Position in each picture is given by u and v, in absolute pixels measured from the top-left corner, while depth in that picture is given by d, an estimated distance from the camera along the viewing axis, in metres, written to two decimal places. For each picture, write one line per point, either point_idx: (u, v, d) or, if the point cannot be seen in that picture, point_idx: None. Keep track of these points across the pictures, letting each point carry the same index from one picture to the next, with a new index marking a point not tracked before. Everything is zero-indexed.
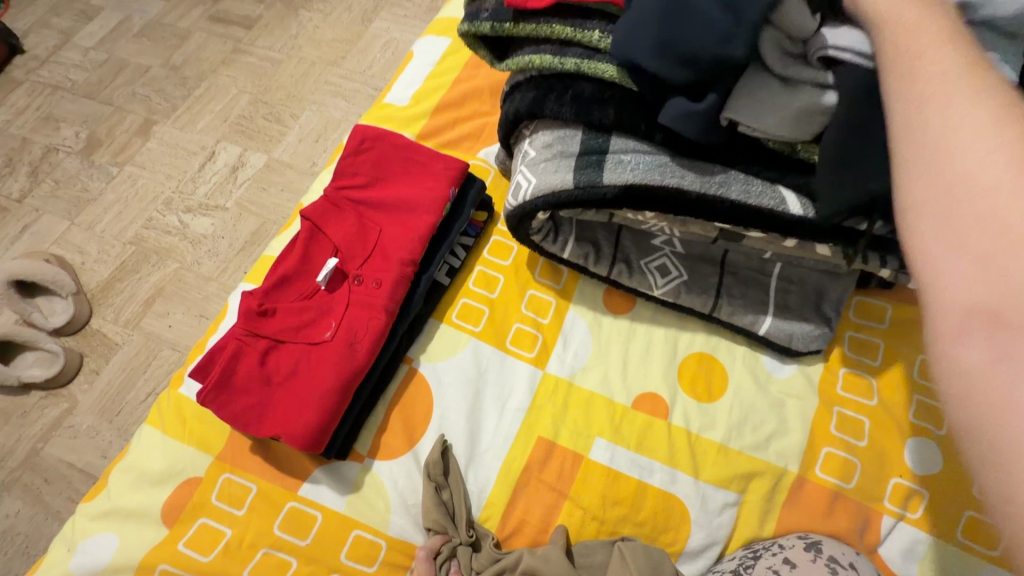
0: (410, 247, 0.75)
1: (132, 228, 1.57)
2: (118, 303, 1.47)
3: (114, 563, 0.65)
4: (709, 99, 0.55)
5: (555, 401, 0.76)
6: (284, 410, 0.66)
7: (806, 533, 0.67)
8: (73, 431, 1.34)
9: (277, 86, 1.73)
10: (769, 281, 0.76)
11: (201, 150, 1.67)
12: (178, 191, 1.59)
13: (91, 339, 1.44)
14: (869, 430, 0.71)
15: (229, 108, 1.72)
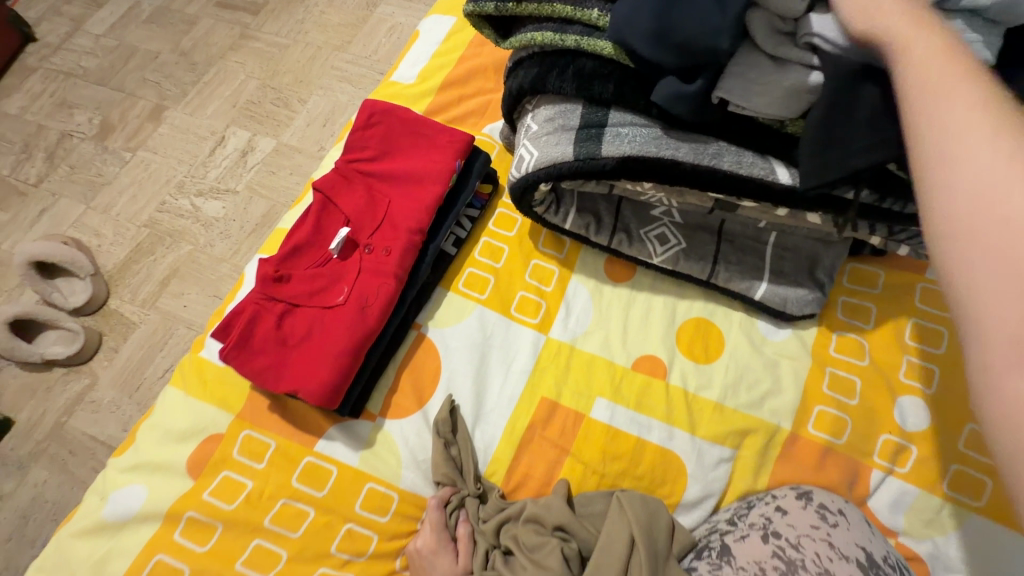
0: (418, 217, 0.78)
1: (146, 211, 1.61)
2: (135, 283, 1.52)
3: (144, 511, 0.69)
4: (700, 82, 0.57)
5: (557, 364, 0.79)
6: (296, 375, 0.69)
7: (799, 484, 0.71)
8: (96, 405, 1.39)
9: (285, 71, 1.76)
10: (766, 249, 0.78)
11: (212, 135, 1.71)
12: (190, 175, 1.63)
13: (110, 319, 1.49)
14: (861, 392, 0.74)
15: (238, 94, 1.75)
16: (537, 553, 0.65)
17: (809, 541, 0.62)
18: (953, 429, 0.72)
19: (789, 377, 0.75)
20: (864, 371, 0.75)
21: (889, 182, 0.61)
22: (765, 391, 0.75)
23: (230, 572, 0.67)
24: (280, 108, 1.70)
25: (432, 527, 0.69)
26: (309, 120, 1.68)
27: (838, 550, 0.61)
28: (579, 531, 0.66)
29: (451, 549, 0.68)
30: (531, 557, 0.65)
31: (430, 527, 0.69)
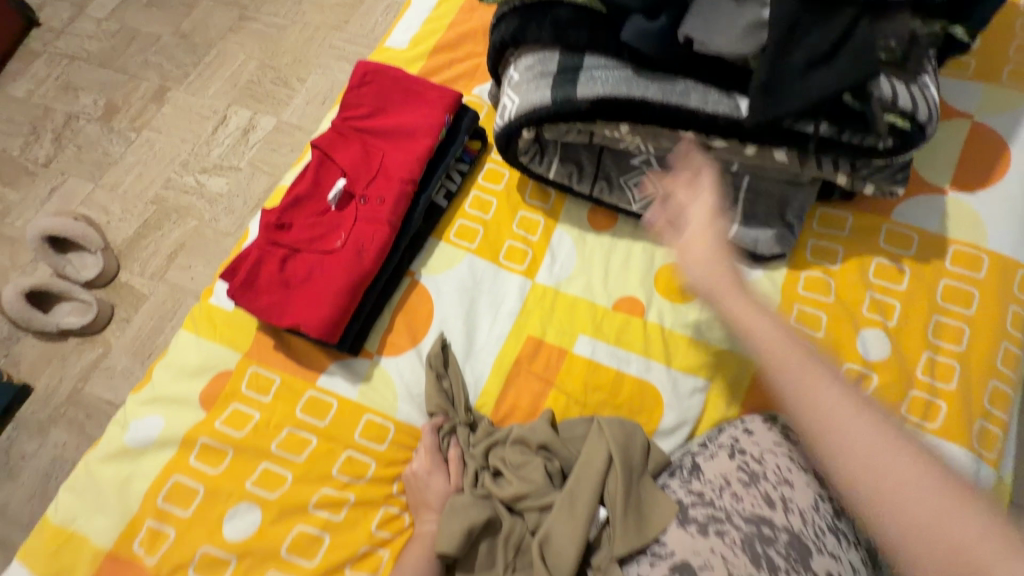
0: (410, 167, 0.83)
1: (152, 188, 1.66)
2: (143, 257, 1.58)
3: (162, 437, 0.75)
4: (662, 20, 0.63)
5: (543, 305, 0.84)
6: (298, 311, 0.75)
7: (768, 413, 0.75)
8: (110, 371, 1.46)
9: (283, 51, 1.80)
10: (739, 194, 0.81)
11: (214, 114, 1.75)
12: (194, 153, 1.68)
13: (120, 291, 1.54)
14: (827, 326, 0.79)
15: (238, 74, 1.80)
16: (521, 470, 0.72)
17: (770, 456, 0.68)
18: (913, 359, 0.76)
19: (759, 314, 0.80)
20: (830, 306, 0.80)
21: (845, 113, 0.66)
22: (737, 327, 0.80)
23: (240, 491, 0.73)
24: (279, 87, 1.74)
25: (427, 450, 0.75)
26: (308, 98, 1.72)
27: (795, 463, 0.68)
28: (560, 449, 0.73)
29: (444, 469, 0.74)
30: (518, 473, 0.72)
31: (425, 450, 0.75)
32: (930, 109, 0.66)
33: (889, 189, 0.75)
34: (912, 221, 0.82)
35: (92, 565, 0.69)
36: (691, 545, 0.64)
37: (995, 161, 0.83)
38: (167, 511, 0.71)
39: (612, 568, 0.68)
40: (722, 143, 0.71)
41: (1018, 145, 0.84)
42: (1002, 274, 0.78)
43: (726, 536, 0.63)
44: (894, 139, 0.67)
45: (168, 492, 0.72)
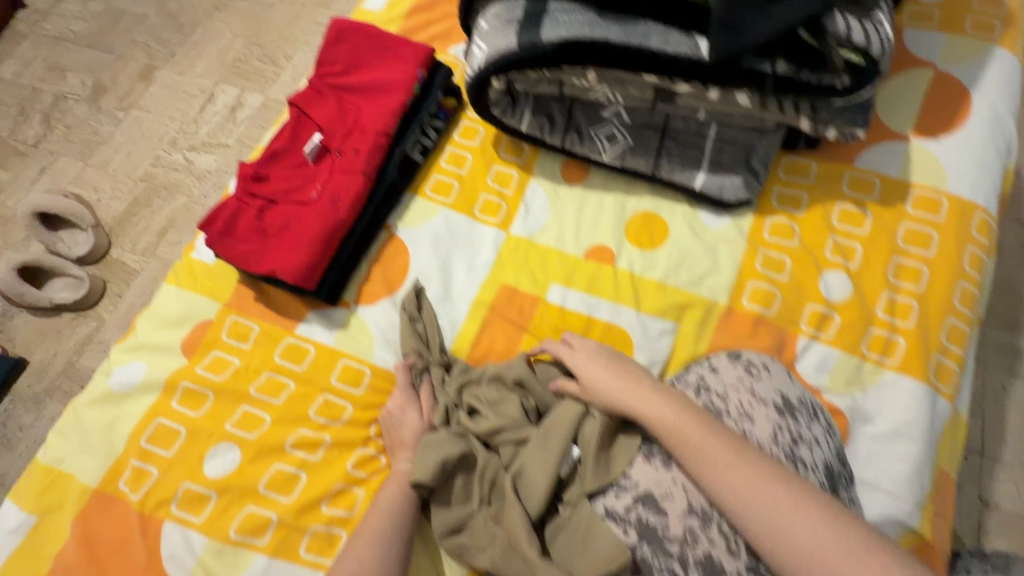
0: (384, 120, 0.85)
1: (141, 166, 1.67)
2: (134, 234, 1.58)
3: (145, 381, 0.78)
4: None
5: (516, 255, 0.86)
6: (275, 258, 0.77)
7: (742, 353, 0.74)
8: (104, 345, 1.48)
9: (270, 29, 1.80)
10: (706, 142, 0.84)
11: (201, 92, 1.73)
12: (183, 131, 1.69)
13: (112, 267, 1.55)
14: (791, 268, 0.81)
15: (226, 53, 1.80)
16: (497, 405, 0.75)
17: (732, 391, 0.69)
18: (873, 299, 0.79)
19: (725, 259, 0.82)
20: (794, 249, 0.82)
21: (800, 50, 0.68)
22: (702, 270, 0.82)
23: (220, 432, 0.75)
24: (266, 64, 1.75)
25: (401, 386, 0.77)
26: (295, 75, 1.73)
27: (759, 397, 0.67)
28: (535, 389, 0.76)
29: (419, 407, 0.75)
30: (493, 408, 0.74)
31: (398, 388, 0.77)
32: (881, 45, 0.68)
33: (850, 132, 0.77)
34: (875, 168, 0.84)
35: (79, 501, 0.72)
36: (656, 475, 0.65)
37: (958, 109, 0.85)
38: (150, 451, 0.74)
39: (581, 502, 0.68)
40: (685, 87, 0.73)
41: (979, 93, 0.86)
42: (960, 215, 0.80)
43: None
44: (850, 77, 0.69)
45: (151, 433, 0.75)
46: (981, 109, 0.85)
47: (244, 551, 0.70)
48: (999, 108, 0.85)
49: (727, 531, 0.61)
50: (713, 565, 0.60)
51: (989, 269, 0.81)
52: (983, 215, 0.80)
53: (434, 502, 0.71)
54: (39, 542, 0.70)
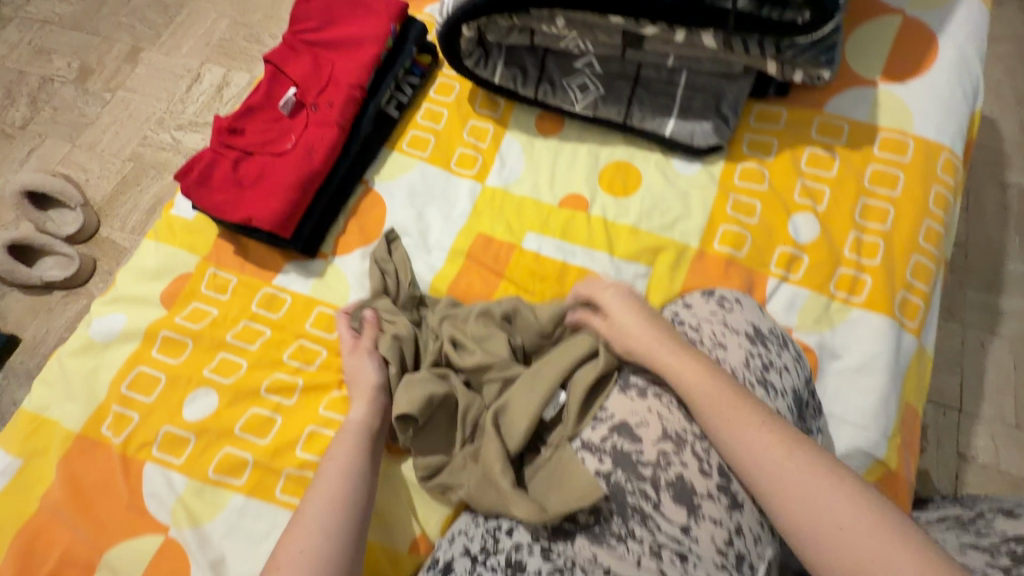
0: (358, 74, 0.86)
1: (129, 146, 1.67)
2: (123, 213, 1.59)
3: (126, 331, 0.79)
4: None
5: (492, 206, 0.87)
6: (251, 207, 0.78)
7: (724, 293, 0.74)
8: None
9: (255, 9, 1.81)
10: (677, 91, 0.85)
11: (187, 73, 1.75)
12: (169, 111, 1.68)
13: (102, 246, 1.55)
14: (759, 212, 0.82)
15: (211, 32, 1.80)
16: (482, 340, 0.76)
17: (706, 322, 0.70)
18: (841, 240, 0.80)
19: (696, 205, 0.84)
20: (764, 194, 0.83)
21: None
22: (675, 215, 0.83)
23: (198, 377, 0.77)
24: (252, 42, 1.74)
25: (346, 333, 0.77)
26: None
27: (730, 326, 0.68)
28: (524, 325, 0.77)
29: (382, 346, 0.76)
30: (477, 344, 0.75)
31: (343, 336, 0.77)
32: None
33: (815, 73, 0.79)
34: (844, 112, 0.85)
35: (62, 445, 0.73)
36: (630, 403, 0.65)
37: (925, 53, 0.86)
38: (130, 398, 0.76)
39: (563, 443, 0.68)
40: (652, 28, 0.76)
41: (947, 38, 0.87)
42: (926, 155, 0.82)
43: (663, 397, 0.65)
44: (811, 11, 0.71)
45: (131, 380, 0.77)
46: (948, 52, 0.86)
47: (222, 490, 0.71)
48: (966, 51, 0.86)
49: (699, 453, 0.61)
50: (685, 486, 0.60)
51: (955, 208, 0.82)
52: (949, 156, 0.81)
53: (416, 441, 0.73)
54: (24, 484, 0.71)
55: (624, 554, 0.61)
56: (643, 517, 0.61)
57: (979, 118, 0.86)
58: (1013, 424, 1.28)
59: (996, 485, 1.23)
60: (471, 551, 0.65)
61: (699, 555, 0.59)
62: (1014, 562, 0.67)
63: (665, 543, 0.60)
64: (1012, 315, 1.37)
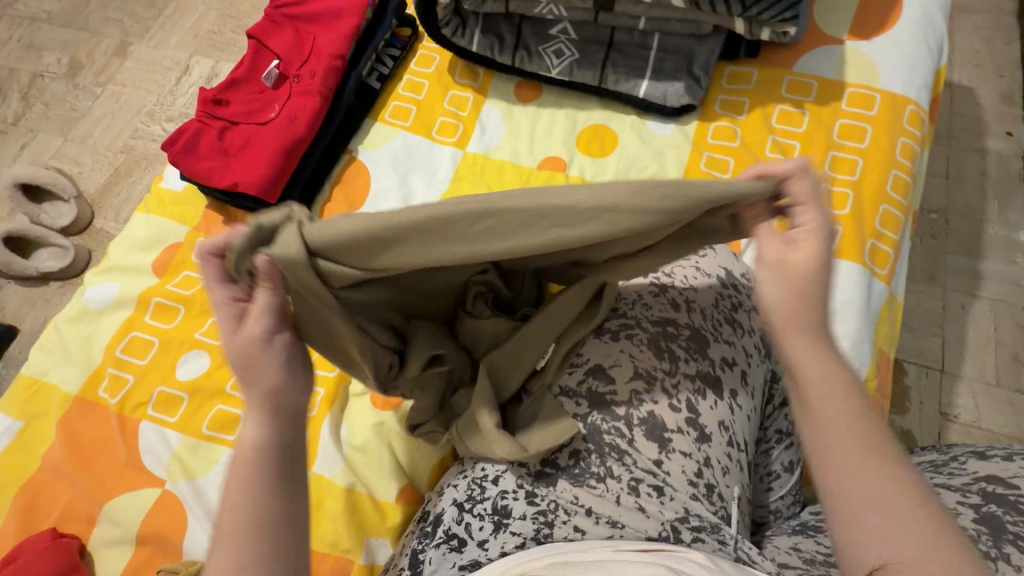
0: (339, 44, 0.88)
1: (120, 138, 1.66)
2: (117, 204, 1.59)
3: (119, 298, 0.82)
4: None
5: (473, 171, 0.90)
6: (236, 173, 0.81)
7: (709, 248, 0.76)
8: None
9: (242, 1, 1.82)
10: (649, 53, 0.87)
11: (175, 65, 1.73)
12: (160, 103, 1.69)
13: (96, 237, 1.55)
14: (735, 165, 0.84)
15: (197, 24, 1.80)
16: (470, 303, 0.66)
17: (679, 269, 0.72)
18: None
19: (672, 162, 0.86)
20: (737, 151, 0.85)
21: None
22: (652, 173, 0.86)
23: (191, 340, 0.79)
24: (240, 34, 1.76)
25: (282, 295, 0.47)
26: None
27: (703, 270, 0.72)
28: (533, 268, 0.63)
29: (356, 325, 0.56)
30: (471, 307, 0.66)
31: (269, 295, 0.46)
32: None
33: (781, 30, 0.82)
34: (813, 70, 0.87)
35: (62, 407, 0.75)
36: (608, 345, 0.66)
37: (890, 10, 0.88)
38: (125, 360, 0.78)
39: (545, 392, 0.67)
40: None
41: None
42: (893, 108, 0.84)
43: (634, 337, 0.66)
44: None
45: (126, 345, 0.79)
46: (913, 9, 0.88)
47: (216, 445, 0.73)
48: (930, 9, 0.89)
49: (669, 390, 0.63)
50: (655, 421, 0.63)
51: (921, 159, 0.85)
52: (915, 109, 0.84)
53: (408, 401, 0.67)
54: (24, 444, 0.74)
55: (604, 492, 0.61)
56: (620, 455, 0.62)
57: (943, 75, 0.89)
58: (993, 381, 1.24)
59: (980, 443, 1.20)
60: (457, 500, 0.64)
61: (674, 487, 0.61)
62: (984, 501, 0.62)
63: (642, 477, 0.61)
64: (992, 278, 1.33)
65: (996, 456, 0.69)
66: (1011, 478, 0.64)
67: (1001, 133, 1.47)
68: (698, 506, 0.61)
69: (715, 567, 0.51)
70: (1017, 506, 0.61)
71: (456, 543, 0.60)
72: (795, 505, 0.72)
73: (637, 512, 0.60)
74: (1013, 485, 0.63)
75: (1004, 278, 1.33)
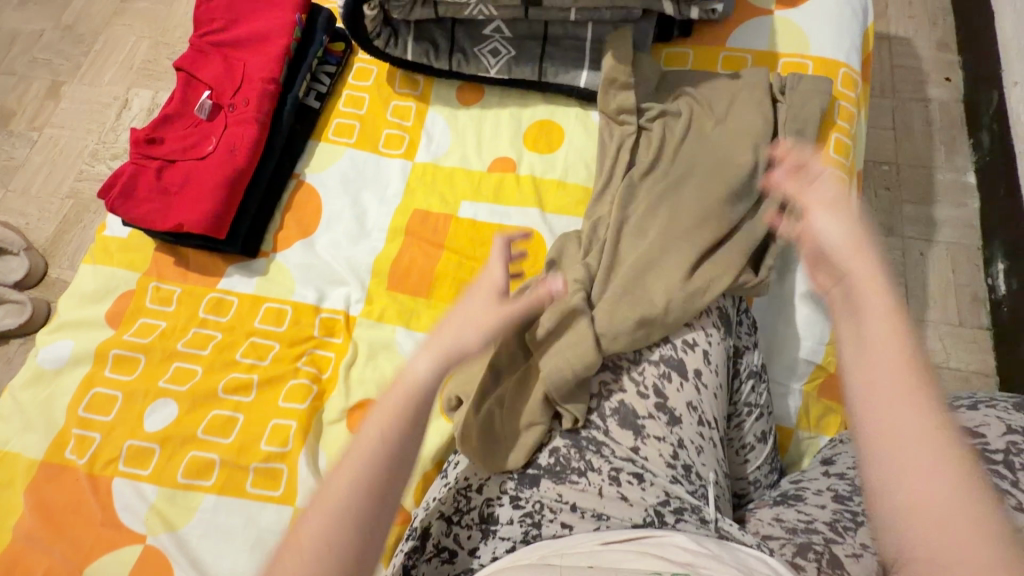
0: (270, 67, 0.88)
1: (64, 184, 1.40)
2: (72, 251, 1.33)
3: (75, 355, 0.79)
4: None
5: (424, 182, 0.88)
6: (179, 213, 0.80)
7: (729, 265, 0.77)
8: (9, 368, 1.24)
9: (163, 13, 1.59)
10: (585, 45, 0.88)
11: (92, 86, 1.50)
12: (103, 142, 1.43)
13: (55, 289, 1.30)
14: (733, 168, 0.78)
15: (102, 38, 1.55)
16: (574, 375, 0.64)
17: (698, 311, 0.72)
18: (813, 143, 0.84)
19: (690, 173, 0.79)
20: (712, 139, 0.81)
21: None
22: (650, 179, 0.79)
23: (155, 390, 0.77)
24: (163, 54, 1.53)
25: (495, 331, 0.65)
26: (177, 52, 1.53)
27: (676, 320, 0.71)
28: None
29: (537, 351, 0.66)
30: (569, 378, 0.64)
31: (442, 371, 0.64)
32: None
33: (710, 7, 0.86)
34: (747, 45, 0.90)
35: (28, 475, 0.73)
36: (573, 341, 0.66)
37: None
38: (90, 419, 0.76)
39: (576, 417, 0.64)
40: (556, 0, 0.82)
41: None
42: (827, 73, 0.87)
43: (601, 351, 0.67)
44: None
45: (89, 402, 0.77)
46: None
47: (194, 492, 0.72)
48: None
49: (635, 378, 0.65)
50: (626, 410, 0.63)
51: (860, 122, 0.88)
52: (848, 71, 0.87)
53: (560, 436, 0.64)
54: None
55: (586, 486, 0.60)
56: (597, 448, 0.62)
57: (871, 36, 0.93)
58: (956, 321, 1.14)
59: (952, 386, 1.09)
60: (444, 513, 0.63)
61: (653, 472, 0.61)
62: None
63: (621, 466, 0.60)
64: (947, 223, 1.21)
65: (962, 406, 0.64)
66: (977, 427, 0.61)
67: (941, 80, 1.33)
68: (677, 488, 0.60)
69: (698, 548, 0.51)
70: (985, 455, 0.58)
71: (447, 556, 0.60)
72: (773, 472, 0.73)
73: (619, 501, 0.59)
74: (979, 433, 0.60)
75: (958, 222, 1.20)
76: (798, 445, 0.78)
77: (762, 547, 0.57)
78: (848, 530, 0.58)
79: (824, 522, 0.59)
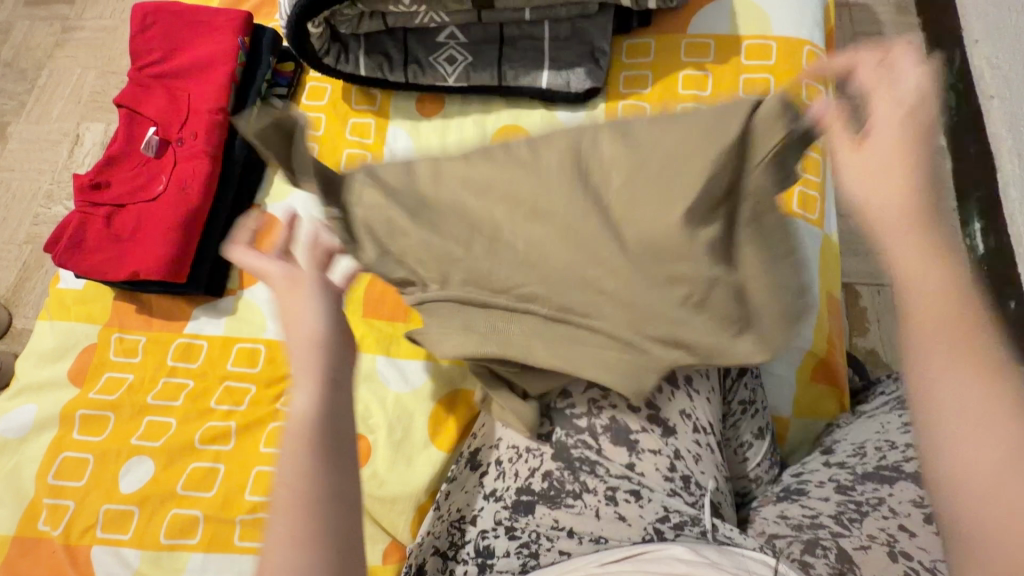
0: (216, 96, 0.84)
1: (20, 229, 1.32)
2: (37, 298, 1.27)
3: (40, 420, 0.75)
4: None
5: None
6: (134, 261, 0.76)
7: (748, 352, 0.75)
8: None
9: (106, 40, 1.50)
10: (543, 44, 0.86)
11: (40, 124, 1.43)
12: (57, 181, 1.36)
13: (23, 339, 1.24)
14: None
15: (45, 72, 1.47)
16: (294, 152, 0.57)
17: None
18: None
19: None
20: None
21: None
22: None
23: (128, 448, 0.73)
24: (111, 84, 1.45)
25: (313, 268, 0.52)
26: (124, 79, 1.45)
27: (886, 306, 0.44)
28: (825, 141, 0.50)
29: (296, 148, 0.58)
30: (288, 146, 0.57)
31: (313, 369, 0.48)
32: None
33: None
34: (708, 30, 0.88)
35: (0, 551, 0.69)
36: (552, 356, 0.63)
37: None
38: (61, 486, 0.72)
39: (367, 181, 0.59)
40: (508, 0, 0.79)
41: None
42: (791, 52, 0.85)
43: None
44: None
45: (58, 469, 0.73)
46: None
47: (179, 552, 0.69)
48: None
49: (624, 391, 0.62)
50: (619, 426, 0.61)
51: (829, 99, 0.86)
52: (812, 49, 0.85)
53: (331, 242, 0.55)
54: None
55: (582, 509, 0.58)
56: (591, 467, 0.60)
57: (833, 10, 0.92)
58: None
59: None
60: (439, 549, 0.60)
61: (650, 487, 0.59)
62: None
63: (618, 485, 0.58)
64: None
65: None
66: None
67: None
68: (677, 501, 0.58)
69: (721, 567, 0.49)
70: None
71: None
72: (774, 468, 0.72)
73: (617, 521, 0.57)
74: None
75: None
76: (796, 434, 0.78)
77: (767, 550, 0.55)
78: (853, 521, 0.56)
79: (830, 516, 0.57)
